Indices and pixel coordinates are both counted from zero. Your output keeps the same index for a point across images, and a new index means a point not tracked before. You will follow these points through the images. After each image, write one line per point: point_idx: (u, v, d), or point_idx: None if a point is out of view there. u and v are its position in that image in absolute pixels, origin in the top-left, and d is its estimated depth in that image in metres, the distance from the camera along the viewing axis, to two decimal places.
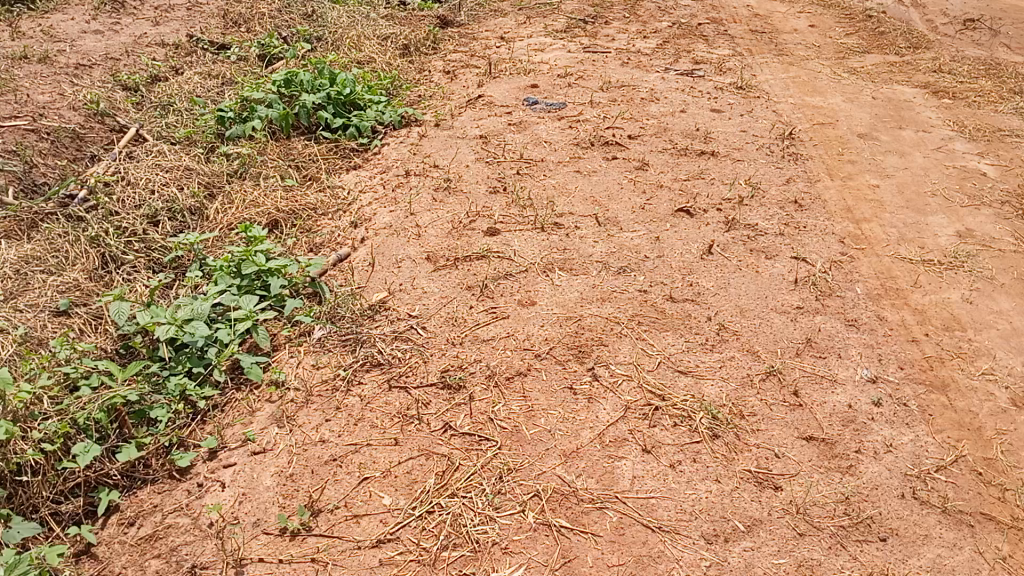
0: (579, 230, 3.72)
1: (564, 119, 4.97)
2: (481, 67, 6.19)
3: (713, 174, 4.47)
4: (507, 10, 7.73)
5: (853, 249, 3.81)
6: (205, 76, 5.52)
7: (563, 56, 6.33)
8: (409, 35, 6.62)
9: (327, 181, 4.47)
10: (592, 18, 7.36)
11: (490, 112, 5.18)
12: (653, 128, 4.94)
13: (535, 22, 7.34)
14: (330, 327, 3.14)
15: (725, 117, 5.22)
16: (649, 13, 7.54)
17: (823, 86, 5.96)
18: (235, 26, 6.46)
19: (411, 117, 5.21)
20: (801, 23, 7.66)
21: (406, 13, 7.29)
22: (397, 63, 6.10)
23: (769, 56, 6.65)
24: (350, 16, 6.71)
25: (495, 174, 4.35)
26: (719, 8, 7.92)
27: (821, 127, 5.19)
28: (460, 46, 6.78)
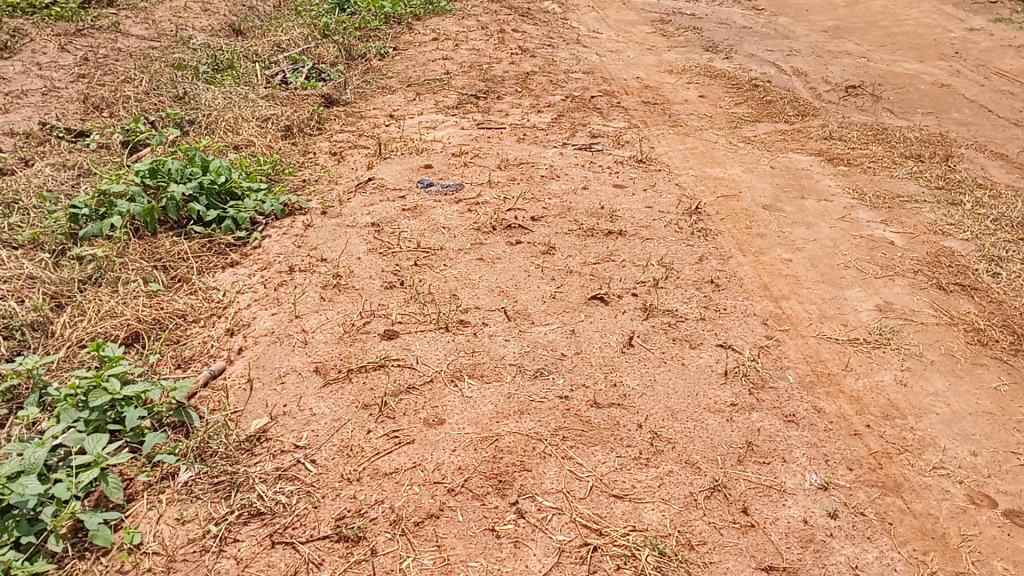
0: (487, 327, 3.35)
1: (462, 203, 4.66)
2: (370, 147, 5.85)
3: (624, 255, 4.21)
4: (395, 86, 7.45)
5: (777, 331, 3.57)
6: (58, 168, 4.98)
7: (456, 134, 6.06)
8: (292, 115, 6.22)
9: (200, 283, 3.98)
10: (484, 94, 7.15)
11: (381, 196, 4.81)
12: (556, 208, 4.68)
13: (424, 99, 7.07)
14: (199, 467, 2.67)
15: (628, 192, 5.02)
16: (541, 87, 7.40)
17: (722, 156, 5.88)
18: (96, 112, 5.93)
19: (296, 205, 4.78)
20: (692, 93, 7.66)
21: (288, 92, 6.91)
22: (279, 146, 5.68)
23: (665, 127, 6.57)
24: (226, 97, 6.28)
25: (390, 265, 3.96)
26: (611, 80, 7.87)
27: (726, 199, 5.04)
28: (346, 125, 6.42)
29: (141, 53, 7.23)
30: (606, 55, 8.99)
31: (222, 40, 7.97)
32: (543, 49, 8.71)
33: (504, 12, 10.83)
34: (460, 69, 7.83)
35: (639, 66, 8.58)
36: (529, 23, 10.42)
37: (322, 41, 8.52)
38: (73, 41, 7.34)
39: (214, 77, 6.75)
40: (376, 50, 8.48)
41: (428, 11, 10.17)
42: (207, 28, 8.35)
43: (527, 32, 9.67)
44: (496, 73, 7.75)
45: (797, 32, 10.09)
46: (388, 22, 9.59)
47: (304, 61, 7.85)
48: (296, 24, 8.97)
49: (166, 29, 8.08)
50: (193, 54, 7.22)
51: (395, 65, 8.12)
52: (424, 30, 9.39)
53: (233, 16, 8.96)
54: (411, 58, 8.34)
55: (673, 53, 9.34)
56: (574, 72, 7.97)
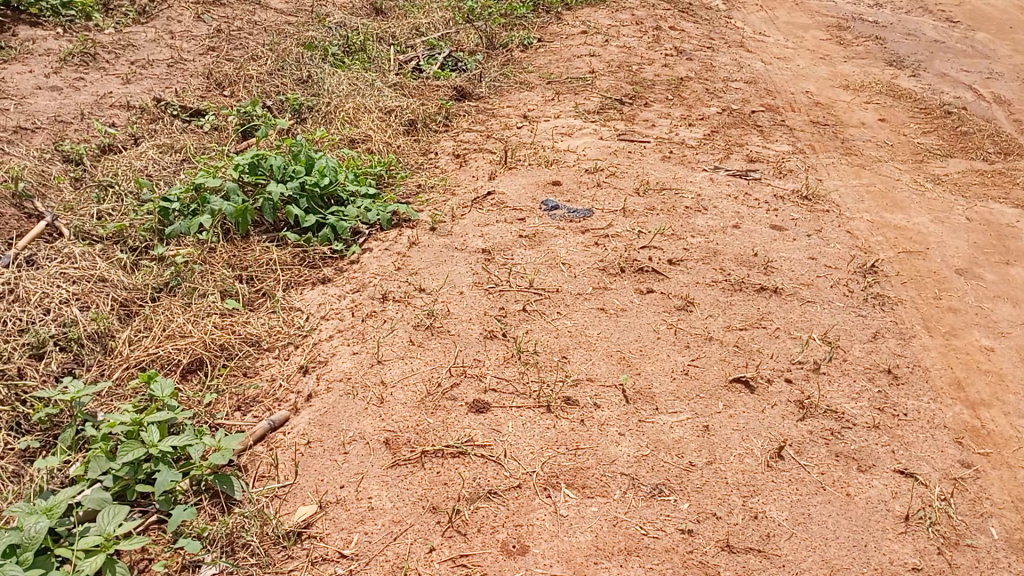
0: (599, 411, 2.69)
1: (588, 234, 4.01)
2: (496, 152, 5.28)
3: (778, 321, 3.47)
4: (534, 84, 6.87)
5: (975, 456, 2.79)
6: (161, 150, 4.65)
7: (593, 145, 5.43)
8: (417, 108, 5.74)
9: (283, 302, 3.54)
10: (630, 99, 6.46)
11: (500, 215, 4.22)
12: (700, 251, 3.96)
13: (564, 100, 6.46)
14: (224, 564, 2.14)
15: (788, 236, 4.23)
16: (695, 96, 6.63)
17: (904, 198, 4.97)
18: (217, 89, 5.61)
19: (403, 217, 4.29)
20: (869, 115, 6.71)
21: (418, 81, 6.44)
22: (398, 145, 5.21)
23: (835, 156, 5.70)
24: (351, 83, 5.86)
25: (496, 306, 3.37)
26: (775, 93, 7.00)
27: (907, 257, 4.19)
28: (475, 124, 5.89)
29: (274, 29, 6.93)
30: (771, 63, 8.09)
31: (359, 20, 7.59)
32: (701, 51, 7.90)
33: (662, 6, 10.03)
34: (606, 68, 7.15)
35: (808, 78, 7.65)
36: (688, 20, 9.59)
37: (463, 28, 8.03)
38: (210, 11, 7.14)
39: (343, 60, 6.35)
40: (519, 41, 7.91)
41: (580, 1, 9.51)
42: (347, 6, 8.00)
43: (684, 30, 8.87)
44: (646, 75, 7.03)
45: (999, 51, 8.84)
46: (536, 10, 9.01)
47: (440, 48, 7.38)
48: (438, 7, 8.52)
49: (304, 4, 7.78)
50: (326, 33, 6.86)
51: (537, 59, 7.53)
52: (574, 21, 8.74)
53: None
54: (555, 52, 7.73)
55: (849, 67, 8.33)
56: (734, 80, 7.15)
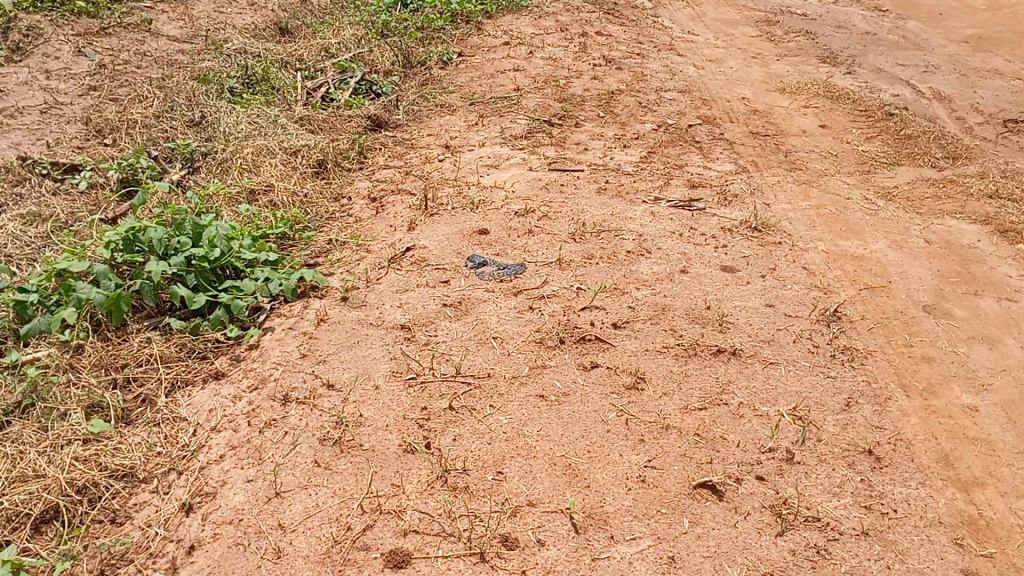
0: (545, 550, 2.32)
1: (521, 295, 3.55)
2: (415, 194, 4.78)
3: (741, 392, 3.06)
4: (456, 105, 6.39)
5: (980, 560, 2.42)
6: (26, 222, 4.04)
7: (523, 178, 4.98)
8: (327, 147, 5.21)
9: (166, 411, 2.99)
10: (559, 119, 6.02)
11: (421, 276, 3.73)
12: (648, 308, 3.52)
13: (489, 124, 5.98)
14: None
15: (741, 280, 3.84)
16: (629, 111, 6.23)
17: (859, 220, 4.63)
18: (98, 138, 4.99)
19: (310, 286, 3.73)
20: (810, 121, 6.39)
21: (327, 112, 5.89)
22: (305, 193, 4.67)
23: (780, 173, 5.35)
24: (250, 122, 5.29)
25: (417, 403, 2.88)
26: (711, 102, 6.64)
27: (869, 295, 3.83)
28: (392, 159, 5.39)
29: (167, 61, 6.30)
30: (704, 66, 7.74)
31: (262, 44, 7.00)
32: (630, 58, 7.50)
33: (587, 9, 9.62)
34: (532, 84, 6.70)
35: (743, 82, 7.32)
36: (615, 23, 9.20)
37: (377, 44, 7.48)
38: (92, 43, 6.47)
39: (242, 94, 5.77)
40: (437, 57, 7.41)
41: (501, 8, 9.03)
42: (249, 27, 7.39)
43: (612, 35, 8.47)
44: (574, 89, 6.59)
45: (933, 41, 8.65)
46: (455, 20, 8.50)
47: (352, 71, 6.82)
48: (349, 25, 7.97)
49: (201, 28, 7.15)
50: (224, 63, 6.26)
51: (458, 76, 7.04)
52: (496, 31, 8.26)
53: (280, 15, 7.99)
54: (476, 67, 7.25)
55: (783, 66, 8.03)
56: (667, 90, 6.76)
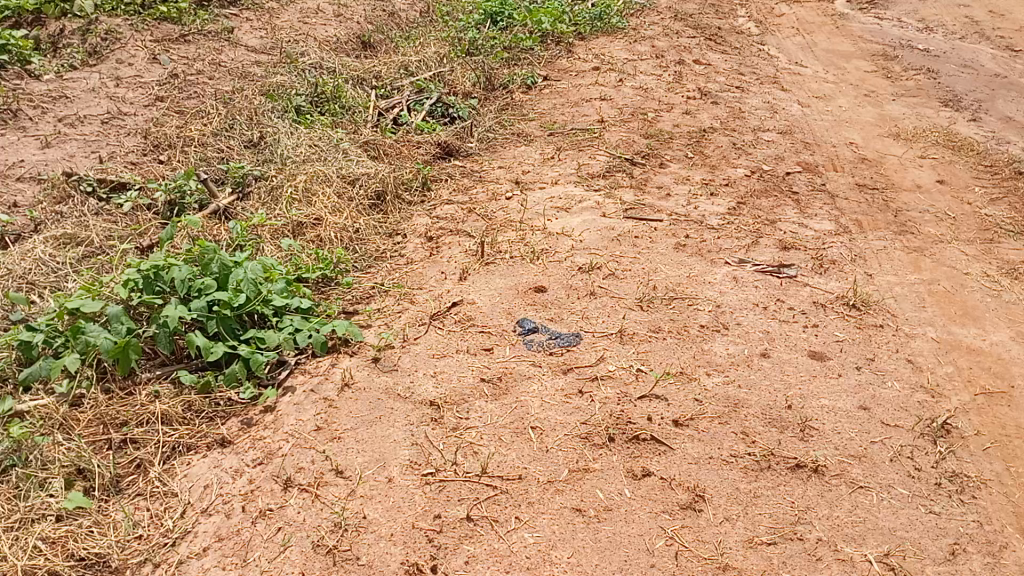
0: None
1: (572, 373, 3.11)
2: (474, 237, 4.42)
3: (821, 522, 2.56)
4: (534, 136, 6.02)
5: None
6: (60, 245, 3.77)
7: (594, 225, 4.56)
8: (388, 176, 4.88)
9: (158, 484, 2.60)
10: (642, 158, 5.56)
11: (463, 340, 3.35)
12: (717, 402, 3.03)
13: (565, 159, 5.58)
14: None
15: (832, 372, 3.33)
16: (720, 153, 5.72)
17: (977, 302, 4.01)
18: (153, 153, 4.80)
19: (341, 340, 3.40)
20: (925, 176, 5.75)
21: (395, 137, 5.59)
22: (356, 230, 4.36)
23: (887, 235, 4.76)
24: (310, 145, 5.03)
25: (431, 507, 2.48)
26: (813, 146, 6.07)
27: (983, 403, 3.25)
28: (458, 193, 5.04)
29: (241, 74, 6.14)
30: (808, 104, 7.15)
31: (340, 59, 6.79)
32: (728, 92, 6.98)
33: (688, 33, 9.11)
34: (617, 115, 6.26)
35: (851, 124, 6.70)
36: (717, 50, 8.66)
37: (460, 64, 7.18)
38: (170, 50, 6.34)
39: (309, 115, 5.56)
40: (521, 80, 7.05)
41: (594, 30, 8.62)
42: (329, 42, 7.21)
43: (711, 64, 7.94)
44: (662, 124, 6.11)
45: None
46: (544, 41, 8.14)
47: (429, 92, 6.53)
48: (434, 42, 7.71)
49: (281, 39, 6.99)
50: (296, 78, 6.05)
51: (541, 103, 6.67)
52: (587, 54, 7.86)
53: (365, 28, 7.79)
54: (561, 93, 6.86)
55: (898, 107, 7.36)
56: (766, 130, 6.22)
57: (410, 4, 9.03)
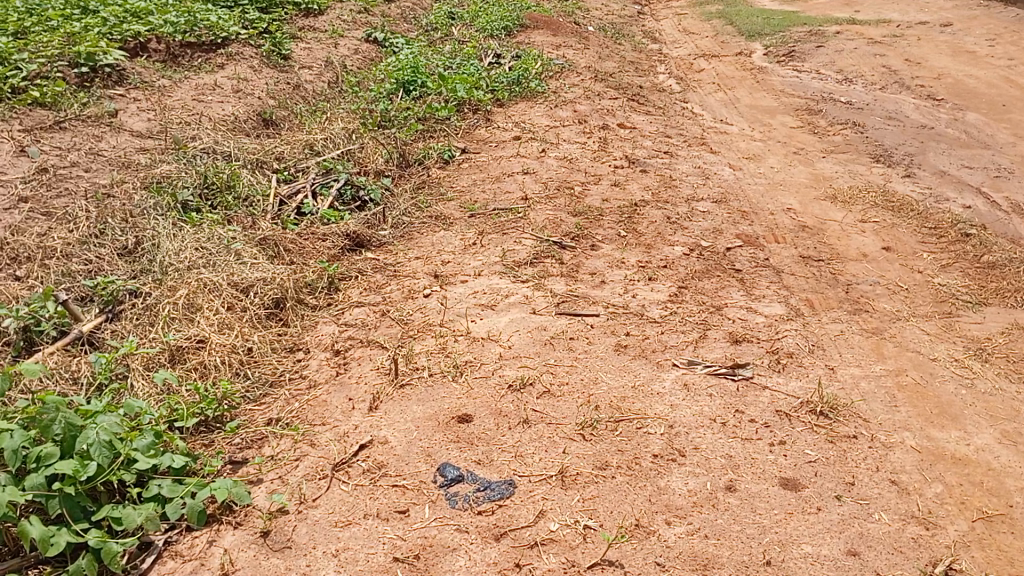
0: None
1: (505, 540, 2.61)
2: (387, 350, 3.83)
3: None
4: (453, 218, 5.52)
5: None
6: None
7: (523, 326, 4.05)
8: (287, 280, 4.29)
9: None
10: (571, 239, 5.10)
11: (374, 500, 2.79)
12: (683, 565, 2.54)
13: (487, 245, 5.07)
14: None
15: (810, 505, 2.84)
16: (654, 228, 5.31)
17: (952, 396, 3.61)
18: (8, 268, 4.10)
19: (221, 505, 2.81)
20: (870, 242, 5.43)
21: (297, 229, 5.02)
22: (249, 351, 3.75)
23: (842, 317, 4.36)
24: (196, 247, 4.40)
25: None
26: (751, 214, 5.71)
27: (983, 532, 2.80)
28: (369, 293, 4.47)
29: (120, 163, 5.56)
30: (740, 166, 6.84)
31: (238, 141, 6.22)
32: (657, 158, 6.62)
33: (610, 93, 8.83)
34: (542, 191, 5.82)
35: (786, 187, 6.40)
36: (641, 111, 8.36)
37: (371, 140, 6.67)
38: (41, 140, 5.67)
39: (198, 212, 4.97)
40: (437, 155, 6.59)
41: (513, 95, 8.24)
42: (226, 122, 6.64)
43: (637, 127, 7.61)
44: (589, 199, 5.68)
45: (999, 137, 7.72)
46: (461, 110, 7.72)
47: (337, 173, 5.99)
48: (342, 118, 7.21)
49: (171, 121, 6.41)
50: (186, 165, 5.44)
51: (459, 180, 6.19)
52: (506, 122, 7.45)
53: (266, 104, 7.25)
54: (481, 168, 6.40)
55: (830, 165, 7.12)
56: (700, 199, 5.85)
57: (316, 75, 8.54)
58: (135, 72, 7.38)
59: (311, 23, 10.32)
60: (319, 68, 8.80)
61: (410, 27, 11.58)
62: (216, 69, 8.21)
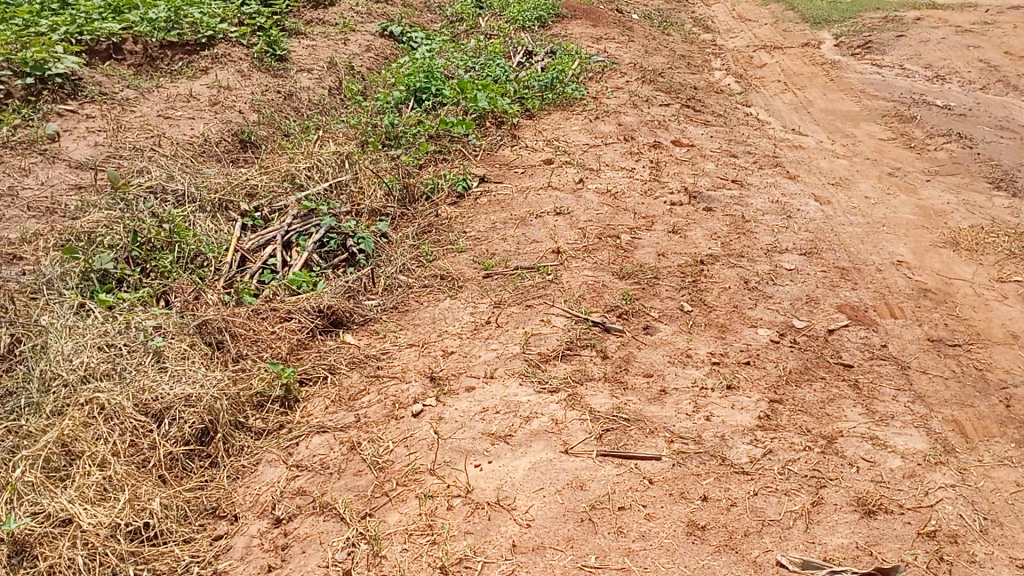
0: None
1: None
2: (349, 529, 2.64)
3: None
4: (463, 280, 4.29)
5: None
6: None
7: (551, 478, 2.79)
8: (220, 399, 3.12)
9: None
10: (617, 318, 3.80)
11: None
12: None
13: (506, 328, 3.80)
14: None
15: None
16: (729, 299, 4.01)
17: None
18: None
19: None
20: (1019, 315, 4.07)
21: (252, 307, 3.80)
22: (136, 539, 2.61)
23: (1011, 453, 3.05)
24: (95, 346, 3.20)
25: None
26: (853, 272, 4.37)
27: None
28: (336, 409, 3.28)
29: (45, 207, 4.44)
30: (827, 196, 5.49)
31: (200, 173, 5.03)
32: (723, 189, 5.31)
33: (660, 99, 7.50)
34: (579, 240, 4.54)
35: (890, 227, 5.03)
36: (698, 120, 7.04)
37: (369, 166, 5.45)
38: None
39: (119, 285, 3.76)
40: (449, 186, 5.34)
41: (546, 102, 6.95)
42: (192, 146, 5.46)
43: (694, 144, 6.28)
44: (640, 253, 4.39)
45: None
46: (482, 124, 6.46)
47: (320, 216, 4.75)
48: (337, 138, 5.99)
49: (122, 147, 5.26)
50: (122, 213, 4.27)
51: (474, 222, 4.95)
52: (536, 139, 6.18)
53: (247, 119, 6.05)
54: (502, 204, 5.14)
55: (939, 192, 5.73)
56: (784, 251, 4.52)
57: (314, 80, 7.32)
58: (94, 81, 6.20)
59: (318, 15, 9.12)
60: (320, 71, 7.58)
61: (432, 18, 10.34)
62: (196, 75, 7.05)
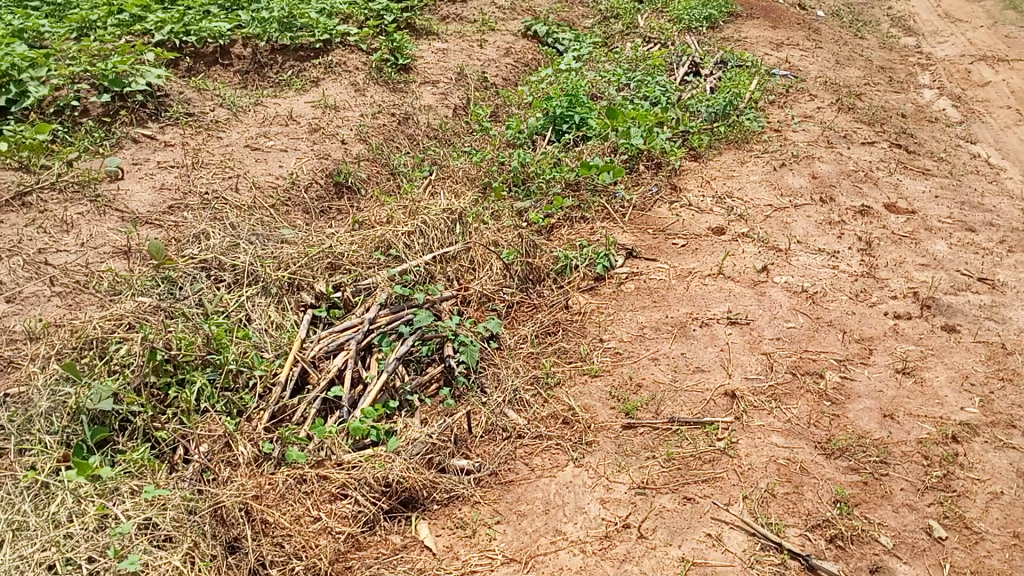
0: None
1: None
2: None
3: None
4: (595, 430, 3.05)
5: None
6: None
7: None
8: None
9: None
10: (828, 548, 2.51)
11: None
12: None
13: (653, 544, 2.56)
14: None
15: None
16: (1004, 518, 2.62)
17: None
18: None
19: None
20: None
21: (291, 471, 2.69)
22: None
23: None
24: (41, 566, 2.25)
25: None
26: None
27: None
28: None
29: (74, 280, 3.48)
30: None
31: (275, 233, 3.96)
32: (966, 293, 3.82)
33: (861, 135, 5.94)
34: (762, 377, 3.22)
35: None
36: (915, 168, 5.45)
37: (487, 228, 4.27)
38: None
39: (123, 428, 2.73)
40: (585, 264, 4.10)
41: (716, 137, 5.55)
42: (276, 191, 4.44)
43: (915, 208, 4.75)
44: (856, 414, 3.02)
45: None
46: (634, 167, 5.15)
47: (416, 304, 3.56)
48: (453, 183, 4.85)
49: (191, 191, 4.26)
50: (159, 303, 3.22)
51: (618, 324, 3.69)
52: (703, 194, 4.83)
53: (349, 152, 4.98)
54: (655, 297, 3.86)
55: None
56: None
57: (439, 95, 6.19)
58: (182, 98, 5.29)
59: (456, 11, 7.98)
60: (447, 83, 6.43)
61: (585, 12, 9.01)
62: (304, 89, 6.06)
